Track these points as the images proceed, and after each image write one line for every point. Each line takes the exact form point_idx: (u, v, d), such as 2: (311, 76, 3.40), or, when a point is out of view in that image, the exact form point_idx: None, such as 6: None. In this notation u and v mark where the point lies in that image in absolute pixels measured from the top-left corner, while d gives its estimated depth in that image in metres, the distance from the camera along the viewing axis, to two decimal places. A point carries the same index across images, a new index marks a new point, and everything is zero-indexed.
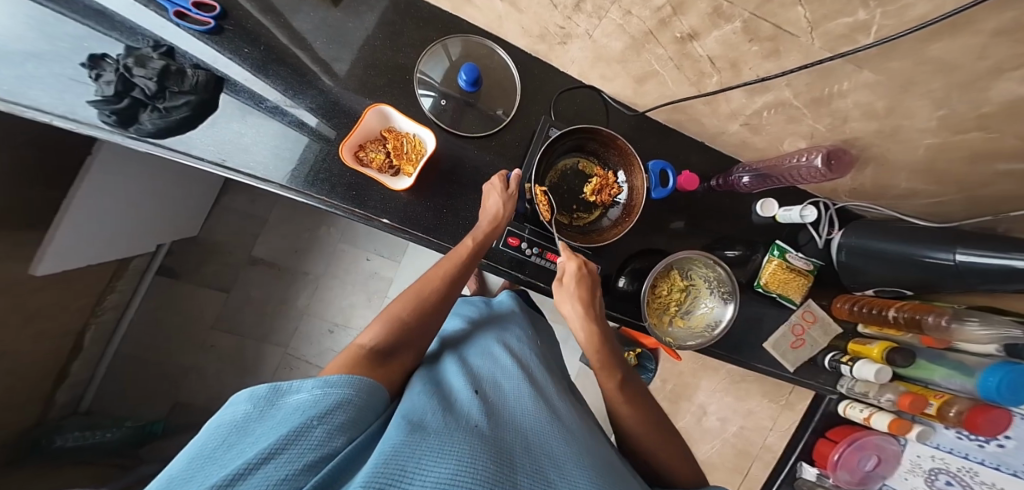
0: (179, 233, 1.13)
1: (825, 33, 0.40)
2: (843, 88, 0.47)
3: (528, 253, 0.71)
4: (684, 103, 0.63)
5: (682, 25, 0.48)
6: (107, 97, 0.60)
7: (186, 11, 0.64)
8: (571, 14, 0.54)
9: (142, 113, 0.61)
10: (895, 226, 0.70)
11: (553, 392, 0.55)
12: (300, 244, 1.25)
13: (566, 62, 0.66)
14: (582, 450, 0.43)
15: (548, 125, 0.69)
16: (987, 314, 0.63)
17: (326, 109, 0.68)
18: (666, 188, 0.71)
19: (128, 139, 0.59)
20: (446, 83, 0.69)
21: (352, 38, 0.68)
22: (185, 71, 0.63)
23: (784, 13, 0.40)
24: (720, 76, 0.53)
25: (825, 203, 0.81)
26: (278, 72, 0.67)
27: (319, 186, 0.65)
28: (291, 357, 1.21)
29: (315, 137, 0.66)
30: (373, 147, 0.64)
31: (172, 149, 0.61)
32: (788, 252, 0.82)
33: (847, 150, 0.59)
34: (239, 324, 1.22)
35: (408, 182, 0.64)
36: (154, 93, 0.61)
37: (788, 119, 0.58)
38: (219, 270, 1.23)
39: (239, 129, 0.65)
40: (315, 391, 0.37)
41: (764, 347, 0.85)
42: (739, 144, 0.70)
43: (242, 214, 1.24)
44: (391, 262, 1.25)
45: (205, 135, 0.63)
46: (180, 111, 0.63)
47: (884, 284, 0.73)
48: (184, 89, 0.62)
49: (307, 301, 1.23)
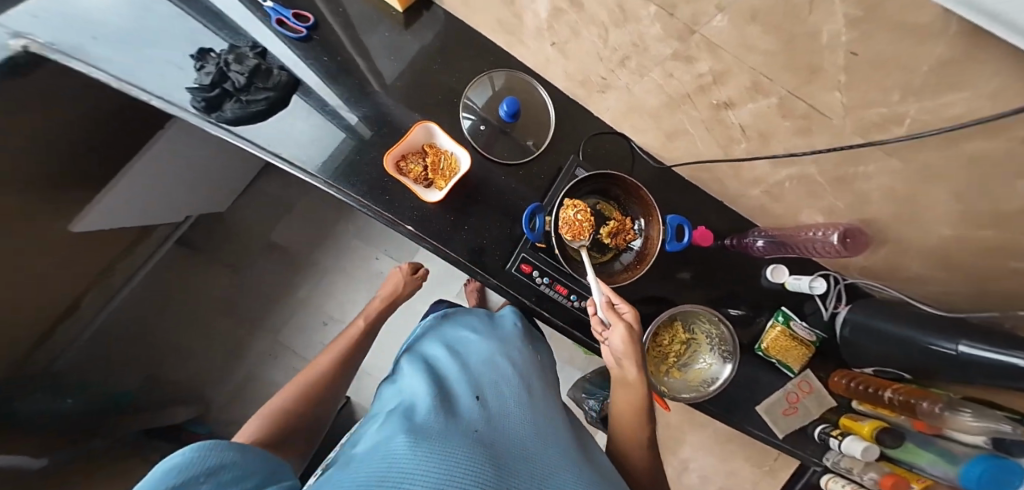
0: (201, 208, 1.14)
1: (859, 119, 0.42)
2: (867, 171, 0.49)
3: (538, 282, 0.71)
4: (709, 163, 0.66)
5: (721, 93, 0.50)
6: (203, 85, 0.65)
7: (285, 20, 0.69)
8: (615, 68, 0.58)
9: (226, 103, 0.66)
10: (902, 311, 0.71)
11: (554, 404, 0.55)
12: (316, 237, 1.28)
13: (602, 109, 0.69)
14: (578, 461, 0.43)
15: (576, 164, 0.73)
16: (981, 407, 0.63)
17: (375, 117, 0.71)
18: (680, 242, 0.72)
19: (208, 123, 0.65)
20: (487, 110, 0.72)
21: (410, 58, 0.72)
22: (270, 70, 0.68)
23: (822, 96, 0.43)
24: (748, 144, 0.56)
25: (835, 277, 0.81)
26: (346, 83, 0.72)
27: (358, 187, 0.68)
28: (280, 345, 1.25)
29: (351, 133, 0.70)
30: (414, 159, 0.65)
31: (242, 136, 0.67)
32: (792, 320, 0.83)
33: (864, 231, 0.60)
34: (242, 306, 1.25)
35: (439, 195, 0.65)
36: (241, 87, 0.66)
37: (809, 193, 0.60)
38: (236, 251, 1.26)
39: (301, 126, 0.70)
40: (191, 456, 0.36)
41: (755, 411, 0.86)
42: (758, 209, 0.72)
43: (269, 202, 1.27)
44: (396, 264, 1.25)
45: (273, 128, 0.69)
46: (259, 104, 0.67)
47: (883, 363, 0.75)
48: (267, 86, 0.67)
49: (310, 291, 1.26)
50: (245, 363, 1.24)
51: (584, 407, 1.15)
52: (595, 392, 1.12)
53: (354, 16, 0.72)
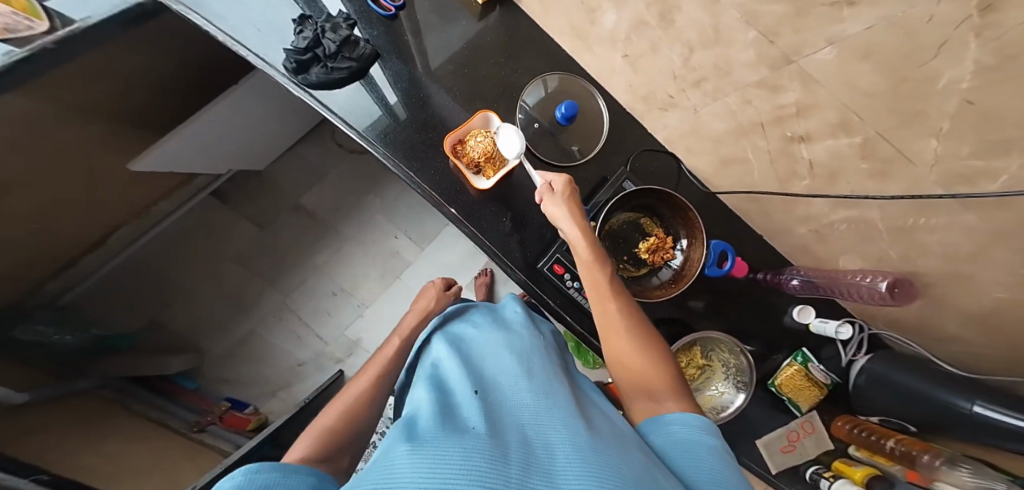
0: (247, 164, 1.11)
1: (946, 171, 0.41)
2: (932, 223, 0.49)
3: (568, 285, 0.69)
4: (761, 195, 0.65)
5: (799, 126, 0.49)
6: (298, 48, 0.60)
7: None
8: (687, 88, 0.57)
9: (313, 68, 0.61)
10: (915, 364, 0.72)
11: (562, 378, 0.47)
12: (344, 204, 1.24)
13: (659, 126, 0.69)
14: (592, 430, 0.35)
15: (624, 177, 0.71)
16: (979, 465, 0.64)
17: (413, 95, 0.69)
18: (721, 269, 0.71)
19: (294, 85, 0.64)
20: (537, 110, 0.71)
21: (476, 48, 0.71)
22: (358, 41, 0.62)
23: (913, 142, 0.41)
24: (812, 181, 0.56)
25: (860, 324, 0.80)
26: (394, 63, 0.70)
27: (405, 161, 0.66)
28: (287, 308, 1.20)
29: (387, 112, 0.68)
30: (473, 142, 0.64)
31: (315, 100, 0.64)
32: (811, 362, 0.81)
33: (914, 282, 0.59)
34: (257, 260, 1.21)
35: (486, 185, 0.65)
36: (329, 53, 0.60)
37: (861, 237, 0.60)
38: (264, 209, 1.22)
39: (350, 96, 0.67)
40: (241, 478, 0.32)
41: (754, 443, 0.85)
42: (799, 247, 0.72)
43: (303, 165, 1.24)
44: (415, 247, 1.24)
45: (354, 103, 0.66)
46: (341, 73, 0.61)
47: (889, 413, 0.75)
48: (351, 56, 0.61)
49: (326, 258, 1.22)
50: (245, 321, 1.19)
51: None
52: None
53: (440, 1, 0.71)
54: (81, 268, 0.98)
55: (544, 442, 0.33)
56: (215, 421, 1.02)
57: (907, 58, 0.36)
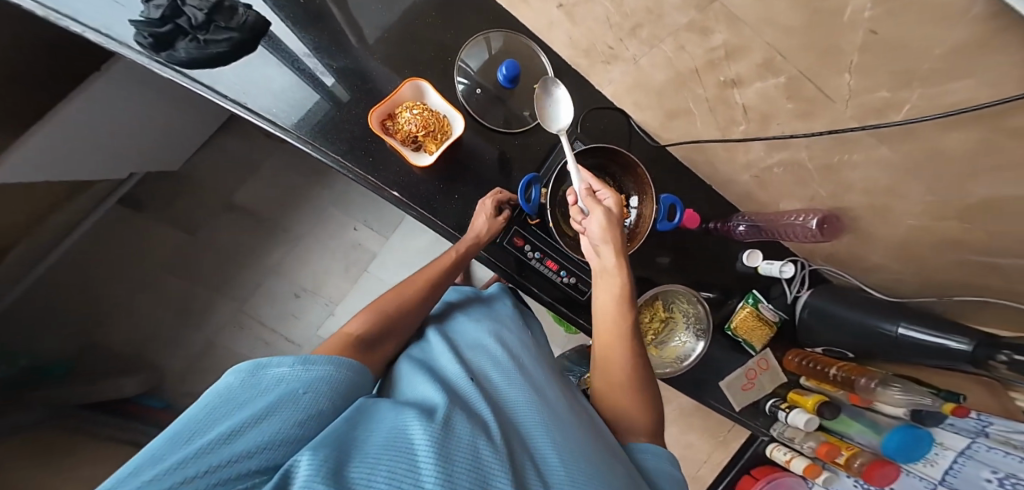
0: (160, 165, 1.06)
1: (860, 104, 0.44)
2: (855, 158, 0.52)
3: (529, 257, 0.71)
4: (706, 144, 0.66)
5: (730, 70, 0.52)
6: (151, 20, 0.56)
7: None
8: (625, 36, 0.58)
9: (180, 42, 0.58)
10: (855, 296, 0.78)
11: (542, 377, 0.54)
12: (286, 198, 1.17)
13: (605, 81, 0.68)
14: (573, 428, 0.43)
15: (573, 137, 0.71)
16: (908, 383, 0.74)
17: (351, 72, 0.65)
18: (671, 222, 0.72)
19: (158, 65, 0.57)
20: (481, 75, 0.68)
21: (403, 7, 0.67)
22: (234, 8, 0.60)
23: (829, 77, 0.44)
24: (748, 126, 0.56)
25: (802, 262, 0.86)
26: (316, 31, 0.65)
27: (336, 146, 0.63)
28: (245, 314, 1.15)
29: (328, 96, 0.64)
30: (406, 115, 0.60)
31: (196, 82, 0.59)
32: (760, 302, 0.87)
33: (841, 217, 0.64)
34: (195, 269, 1.14)
35: (429, 161, 0.62)
36: (198, 24, 0.57)
37: (795, 180, 0.63)
38: (193, 211, 1.14)
39: (273, 75, 0.63)
40: (297, 367, 0.36)
41: (719, 386, 0.89)
42: (743, 195, 0.75)
43: (230, 157, 1.15)
44: (378, 237, 1.19)
45: (237, 76, 0.61)
46: (219, 46, 0.59)
47: (831, 344, 0.82)
48: (229, 26, 0.59)
49: (281, 258, 1.16)
50: (202, 330, 1.14)
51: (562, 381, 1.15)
52: (574, 368, 1.14)
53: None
54: None
55: (534, 434, 0.40)
56: None
57: None
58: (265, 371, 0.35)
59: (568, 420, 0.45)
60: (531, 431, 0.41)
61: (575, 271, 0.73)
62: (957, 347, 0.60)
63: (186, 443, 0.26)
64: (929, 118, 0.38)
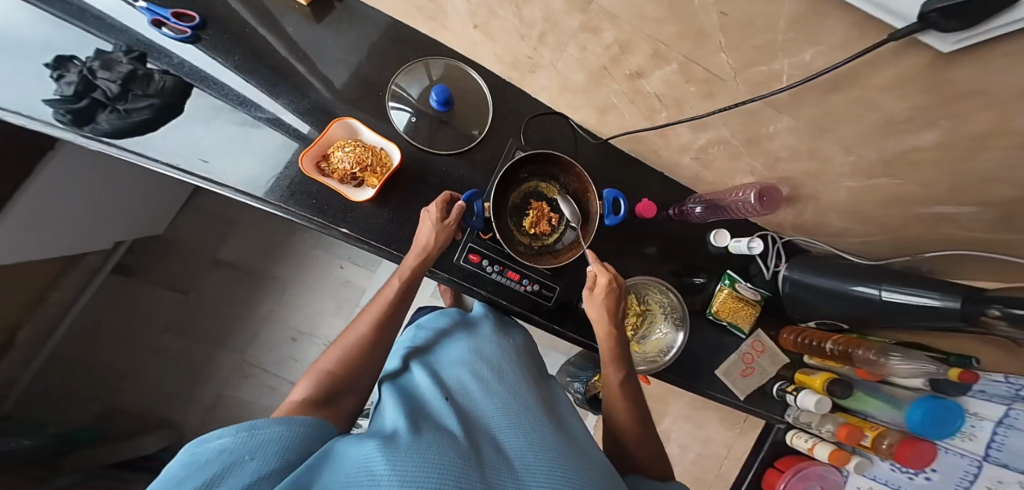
0: (139, 232, 1.12)
1: (748, 79, 0.46)
2: (772, 129, 0.53)
3: (488, 270, 0.73)
4: (641, 134, 0.68)
5: (630, 63, 0.54)
6: (65, 97, 0.63)
7: (164, 20, 0.68)
8: (536, 45, 0.61)
9: (100, 114, 0.64)
10: (834, 263, 0.71)
11: (523, 386, 0.56)
12: (269, 248, 1.25)
13: (536, 89, 0.71)
14: (548, 435, 0.45)
15: (515, 147, 0.75)
16: (908, 350, 0.66)
17: (315, 112, 0.71)
18: (618, 216, 0.73)
19: (81, 137, 0.62)
20: (421, 102, 0.73)
21: (334, 52, 0.72)
22: (151, 75, 0.66)
23: (711, 58, 0.47)
24: (668, 112, 0.58)
25: (772, 236, 0.82)
26: (259, 70, 0.71)
27: (274, 191, 0.66)
28: (247, 364, 1.20)
29: (302, 141, 0.70)
30: (339, 154, 0.65)
31: (125, 150, 0.63)
32: (738, 282, 0.81)
33: (779, 188, 0.63)
34: (189, 328, 1.20)
35: (371, 194, 0.67)
36: (115, 95, 0.64)
37: (730, 156, 0.63)
38: (181, 273, 1.21)
39: (201, 132, 0.69)
40: (238, 434, 0.36)
41: (716, 375, 0.81)
42: (693, 177, 0.75)
43: (213, 216, 1.24)
44: (365, 272, 1.26)
45: (165, 137, 0.66)
46: (140, 113, 0.66)
47: (826, 317, 0.73)
48: (148, 92, 0.66)
49: (272, 306, 1.23)
50: (209, 385, 1.19)
51: (570, 390, 1.14)
52: (580, 374, 1.13)
53: (266, 10, 0.71)
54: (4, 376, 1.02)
55: (507, 447, 0.43)
56: None
57: None
58: (207, 444, 0.35)
59: (540, 425, 0.47)
60: (504, 444, 0.43)
61: (538, 278, 0.75)
62: (935, 305, 0.53)
63: None
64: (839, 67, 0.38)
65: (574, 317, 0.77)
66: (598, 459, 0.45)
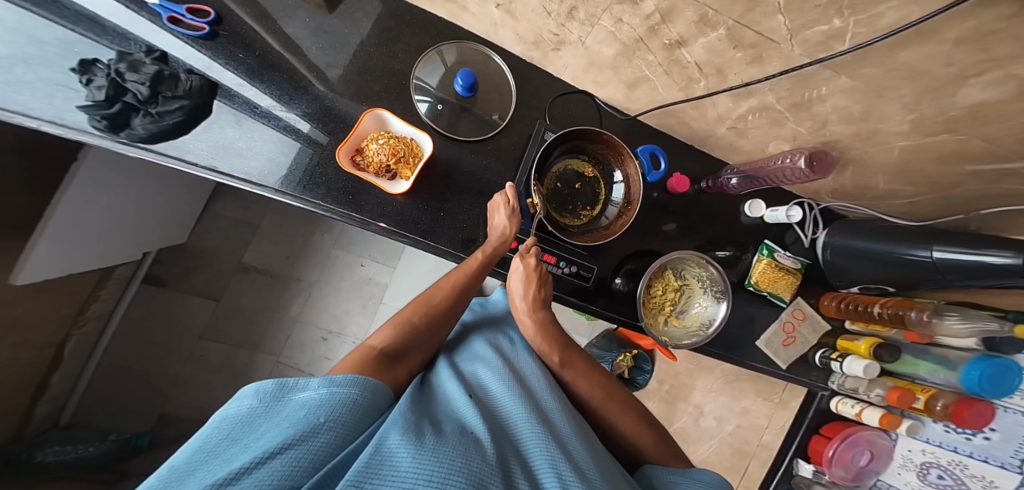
0: (166, 241, 1.13)
1: (805, 40, 0.45)
2: (822, 93, 0.51)
3: None
4: (673, 107, 0.66)
5: (671, 32, 0.52)
6: (97, 102, 0.59)
7: (179, 17, 0.66)
8: (565, 21, 0.58)
9: (134, 118, 0.60)
10: (875, 226, 0.69)
11: (545, 389, 0.54)
12: (292, 250, 1.26)
13: (560, 67, 0.69)
14: (571, 444, 0.44)
15: (544, 128, 0.71)
16: (966, 309, 0.66)
17: (320, 115, 0.69)
18: (660, 170, 0.73)
19: (118, 144, 0.59)
20: (442, 89, 0.71)
21: (348, 44, 0.70)
22: (177, 77, 0.63)
23: (766, 21, 0.45)
24: (707, 81, 0.57)
25: (809, 203, 0.79)
26: (273, 78, 0.69)
27: (312, 192, 0.65)
28: (284, 365, 1.22)
29: (308, 142, 0.67)
30: (374, 147, 0.64)
31: (164, 154, 0.61)
32: (776, 251, 0.79)
33: (829, 152, 0.61)
34: (226, 332, 1.22)
35: (406, 186, 0.65)
36: (146, 98, 0.60)
37: (771, 123, 0.60)
38: (210, 280, 1.23)
39: (235, 134, 0.66)
40: (321, 390, 0.40)
41: (755, 346, 0.81)
42: (728, 148, 0.72)
43: (236, 221, 1.25)
44: (386, 268, 1.28)
45: (198, 140, 0.64)
46: (173, 115, 0.62)
47: (869, 281, 0.71)
48: (178, 92, 0.63)
49: (301, 308, 1.24)
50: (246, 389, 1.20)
51: None
52: (603, 355, 1.13)
53: (267, 5, 0.69)
54: (53, 390, 1.06)
55: (530, 455, 0.41)
56: None
57: None
58: (293, 394, 0.39)
59: (563, 434, 0.45)
60: (528, 450, 0.42)
61: (575, 259, 0.74)
62: (1006, 263, 0.49)
63: (195, 477, 0.30)
64: (932, 17, 0.35)
65: (609, 296, 0.76)
66: (616, 475, 0.43)
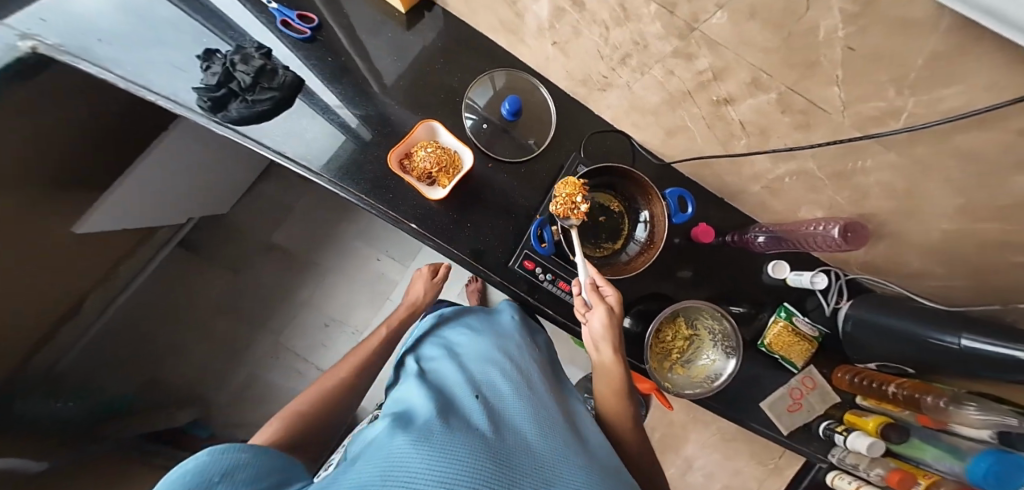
0: (209, 210, 1.15)
1: (858, 113, 0.46)
2: (866, 165, 0.51)
3: (540, 278, 0.70)
4: (710, 160, 0.67)
5: (721, 89, 0.54)
6: (209, 85, 0.64)
7: (290, 20, 0.70)
8: (616, 66, 0.60)
9: (232, 103, 0.65)
10: (903, 304, 0.66)
11: (549, 399, 0.52)
12: (318, 235, 1.28)
13: (603, 107, 0.70)
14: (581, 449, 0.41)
15: (578, 161, 0.72)
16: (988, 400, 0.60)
17: (373, 117, 0.71)
18: (686, 214, 0.71)
19: (214, 123, 0.64)
20: (488, 110, 0.73)
21: (412, 57, 0.73)
22: (273, 70, 0.67)
23: (820, 91, 0.47)
24: (749, 139, 0.57)
25: (835, 272, 0.76)
26: (347, 82, 0.72)
27: (360, 185, 0.67)
28: (281, 346, 1.24)
29: (350, 135, 0.70)
30: (422, 154, 0.65)
31: (247, 137, 0.65)
32: (794, 315, 0.77)
33: (864, 224, 0.60)
34: (241, 309, 1.24)
35: (442, 194, 0.66)
36: (246, 87, 0.65)
37: (809, 188, 0.60)
38: (236, 254, 1.25)
39: (308, 126, 0.69)
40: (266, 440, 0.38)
41: (760, 407, 0.78)
42: (759, 205, 0.72)
43: (272, 202, 1.27)
44: (397, 265, 1.27)
45: (279, 127, 0.68)
46: (264, 104, 0.66)
47: (887, 359, 0.68)
48: (271, 85, 0.66)
49: (312, 292, 1.26)
50: (243, 366, 1.23)
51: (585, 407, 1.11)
52: None
53: (355, 14, 0.73)
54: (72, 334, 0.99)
55: (541, 450, 0.40)
56: None
57: None
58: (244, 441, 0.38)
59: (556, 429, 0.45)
60: (539, 446, 0.40)
61: None
62: None
63: None
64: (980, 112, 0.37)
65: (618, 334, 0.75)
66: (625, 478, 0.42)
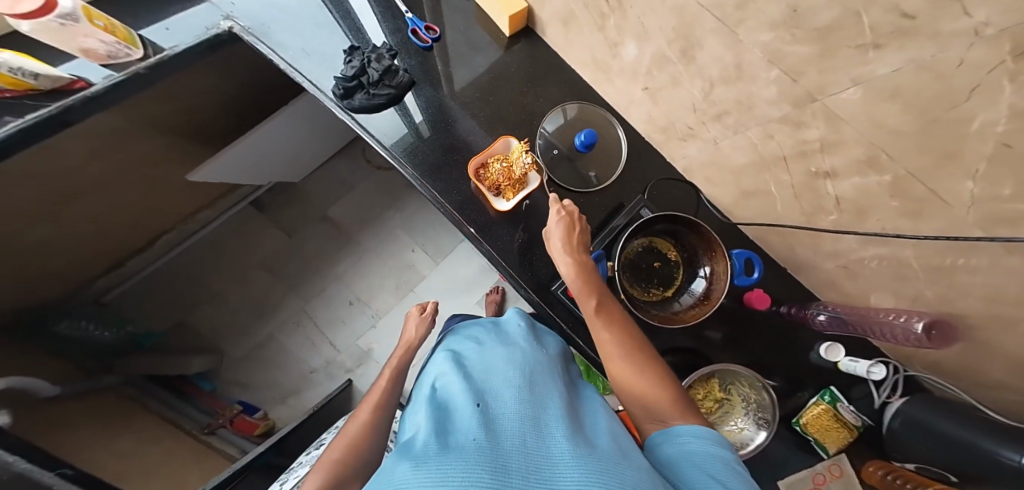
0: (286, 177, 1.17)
1: (985, 213, 0.40)
2: (969, 264, 0.46)
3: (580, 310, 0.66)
4: (784, 228, 0.64)
5: (824, 162, 0.50)
6: (345, 77, 0.67)
7: (417, 30, 0.73)
8: (707, 120, 0.59)
9: (357, 93, 0.68)
10: (959, 409, 0.59)
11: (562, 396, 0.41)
12: (368, 215, 1.27)
13: (678, 155, 0.69)
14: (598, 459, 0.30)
15: (642, 204, 0.70)
16: None
17: (438, 118, 0.71)
18: (751, 277, 0.68)
19: (338, 108, 0.69)
20: (557, 137, 0.72)
21: (503, 76, 0.74)
22: (397, 70, 0.69)
23: (948, 182, 0.40)
24: (840, 217, 0.55)
25: (894, 365, 0.70)
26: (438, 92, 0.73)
27: (431, 180, 0.68)
28: (305, 314, 1.21)
29: (411, 130, 0.70)
30: (495, 167, 0.65)
31: (360, 126, 0.69)
32: (839, 401, 0.70)
33: (954, 324, 0.54)
34: (282, 267, 1.23)
35: (505, 205, 0.66)
36: (372, 81, 0.67)
37: (895, 276, 0.57)
38: (292, 217, 1.25)
39: (409, 124, 0.70)
40: None
41: (776, 484, 0.73)
42: (827, 283, 0.69)
43: (342, 183, 1.28)
44: (429, 261, 1.25)
45: (388, 122, 0.70)
46: (381, 98, 0.68)
47: (930, 461, 0.61)
48: (391, 84, 0.68)
49: (346, 268, 1.24)
50: (267, 325, 1.19)
51: None
52: None
53: (466, 30, 0.75)
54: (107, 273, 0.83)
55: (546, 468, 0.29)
56: (224, 424, 1.00)
57: (939, 99, 0.35)
58: None
59: (579, 423, 0.37)
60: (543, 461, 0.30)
61: None
62: None
63: None
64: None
65: None
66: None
